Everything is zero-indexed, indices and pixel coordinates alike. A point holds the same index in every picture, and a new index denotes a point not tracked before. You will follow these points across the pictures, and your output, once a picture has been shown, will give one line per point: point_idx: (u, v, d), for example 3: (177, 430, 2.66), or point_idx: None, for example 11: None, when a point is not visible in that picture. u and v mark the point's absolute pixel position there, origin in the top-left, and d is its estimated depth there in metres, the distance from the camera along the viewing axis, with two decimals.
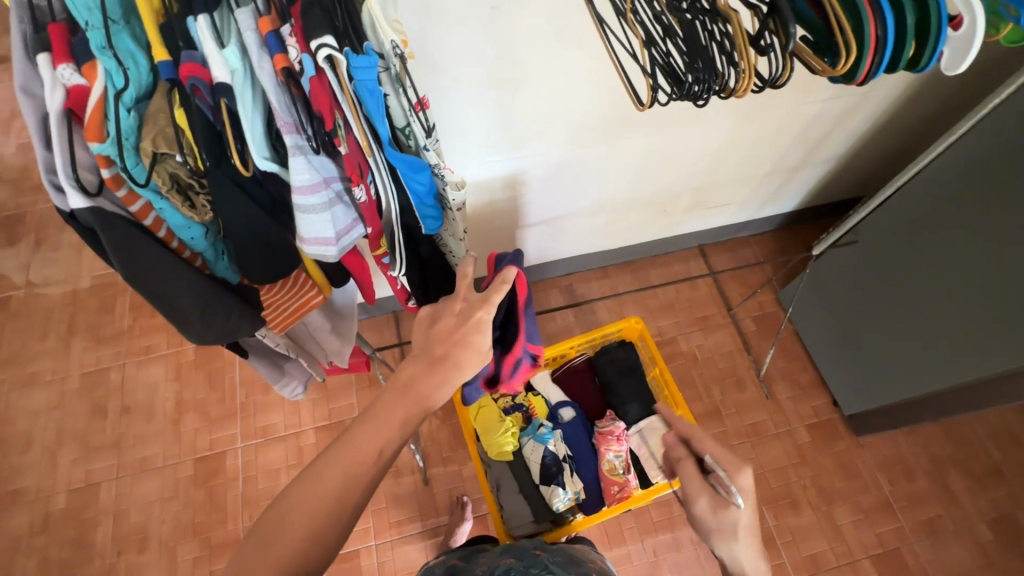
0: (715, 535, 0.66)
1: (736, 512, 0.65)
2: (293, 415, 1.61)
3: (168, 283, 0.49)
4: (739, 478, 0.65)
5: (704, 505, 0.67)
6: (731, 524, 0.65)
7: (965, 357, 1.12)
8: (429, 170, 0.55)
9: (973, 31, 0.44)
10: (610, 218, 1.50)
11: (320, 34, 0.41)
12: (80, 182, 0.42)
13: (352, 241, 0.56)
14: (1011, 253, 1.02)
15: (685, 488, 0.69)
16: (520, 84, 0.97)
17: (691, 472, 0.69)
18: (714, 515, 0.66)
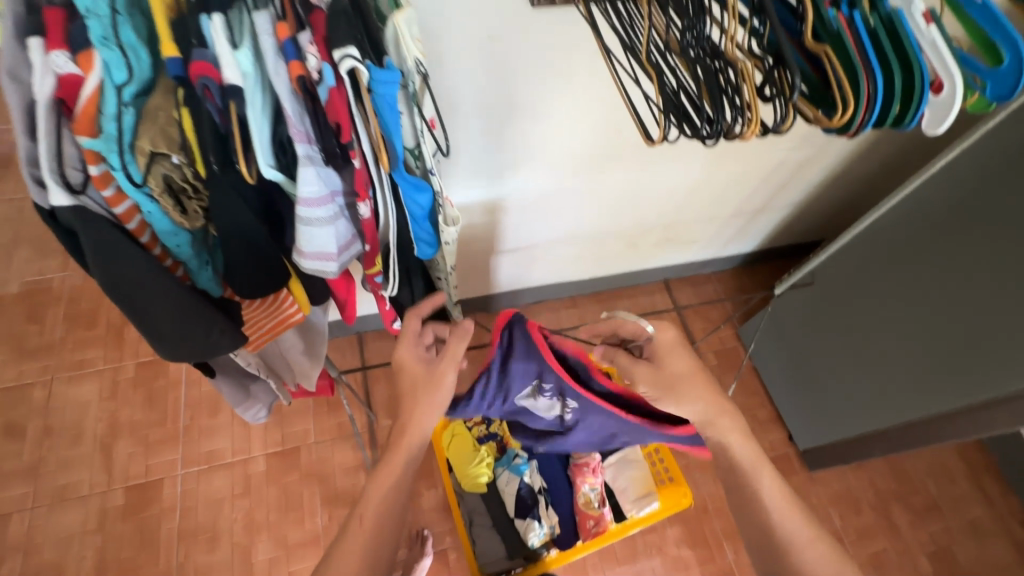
0: (663, 394, 0.70)
1: (685, 358, 0.70)
2: (242, 440, 1.51)
3: (147, 294, 0.44)
4: (667, 335, 0.70)
5: (650, 373, 0.70)
6: (669, 377, 0.70)
7: (911, 396, 1.18)
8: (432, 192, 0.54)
9: (953, 96, 0.47)
10: (584, 248, 1.53)
11: (343, 44, 0.40)
12: (64, 177, 0.38)
13: (351, 257, 0.54)
14: (951, 300, 1.10)
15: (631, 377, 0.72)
16: (512, 117, 0.99)
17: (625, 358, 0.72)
18: (666, 379, 0.70)
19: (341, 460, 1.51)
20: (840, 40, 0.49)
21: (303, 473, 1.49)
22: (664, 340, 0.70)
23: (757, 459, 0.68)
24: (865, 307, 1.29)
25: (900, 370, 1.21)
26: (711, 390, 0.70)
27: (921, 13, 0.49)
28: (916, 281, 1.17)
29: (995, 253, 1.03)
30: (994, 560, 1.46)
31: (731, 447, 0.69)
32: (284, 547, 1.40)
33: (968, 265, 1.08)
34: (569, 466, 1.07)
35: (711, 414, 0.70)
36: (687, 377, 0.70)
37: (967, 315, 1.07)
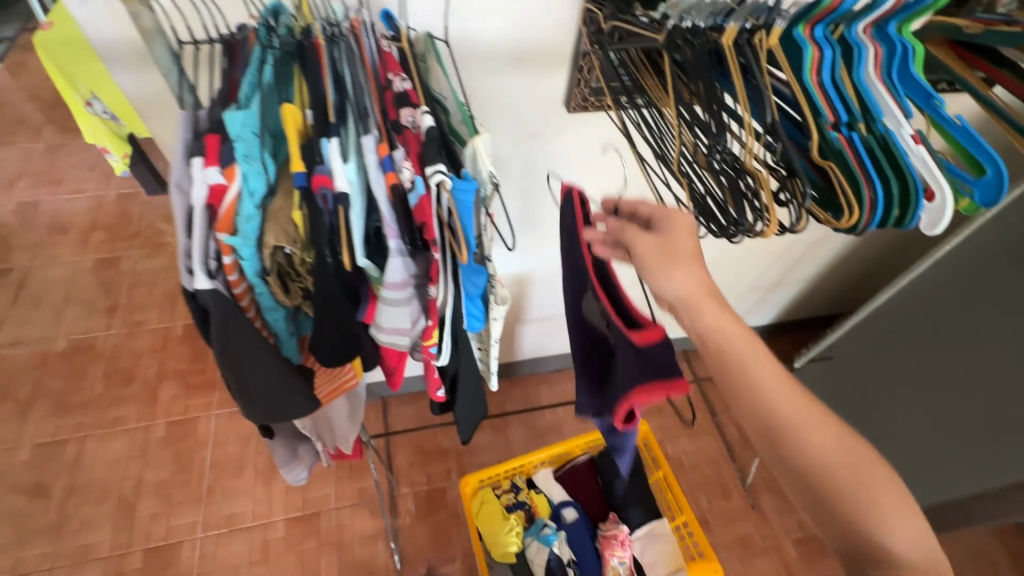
0: (659, 265, 0.53)
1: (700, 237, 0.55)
2: (263, 504, 1.55)
3: (252, 363, 0.52)
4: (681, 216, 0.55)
5: (645, 245, 0.54)
6: (670, 253, 0.53)
7: (934, 478, 1.18)
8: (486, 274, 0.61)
9: (944, 203, 0.55)
10: None
11: (434, 162, 0.49)
12: (207, 267, 0.47)
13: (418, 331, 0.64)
14: (964, 382, 1.13)
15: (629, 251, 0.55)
16: (538, 164, 1.02)
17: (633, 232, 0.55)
18: (662, 249, 0.53)
19: (359, 527, 1.54)
20: (842, 157, 0.58)
21: (321, 540, 1.51)
22: (676, 218, 0.55)
23: (754, 353, 0.51)
24: (884, 384, 1.32)
25: (920, 451, 1.22)
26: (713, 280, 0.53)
27: (910, 136, 0.56)
28: (930, 362, 1.20)
29: (993, 345, 1.08)
30: None
31: (753, 376, 0.51)
32: None
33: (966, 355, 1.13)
34: (598, 538, 1.07)
35: (701, 297, 0.51)
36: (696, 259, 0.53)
37: (979, 399, 1.10)
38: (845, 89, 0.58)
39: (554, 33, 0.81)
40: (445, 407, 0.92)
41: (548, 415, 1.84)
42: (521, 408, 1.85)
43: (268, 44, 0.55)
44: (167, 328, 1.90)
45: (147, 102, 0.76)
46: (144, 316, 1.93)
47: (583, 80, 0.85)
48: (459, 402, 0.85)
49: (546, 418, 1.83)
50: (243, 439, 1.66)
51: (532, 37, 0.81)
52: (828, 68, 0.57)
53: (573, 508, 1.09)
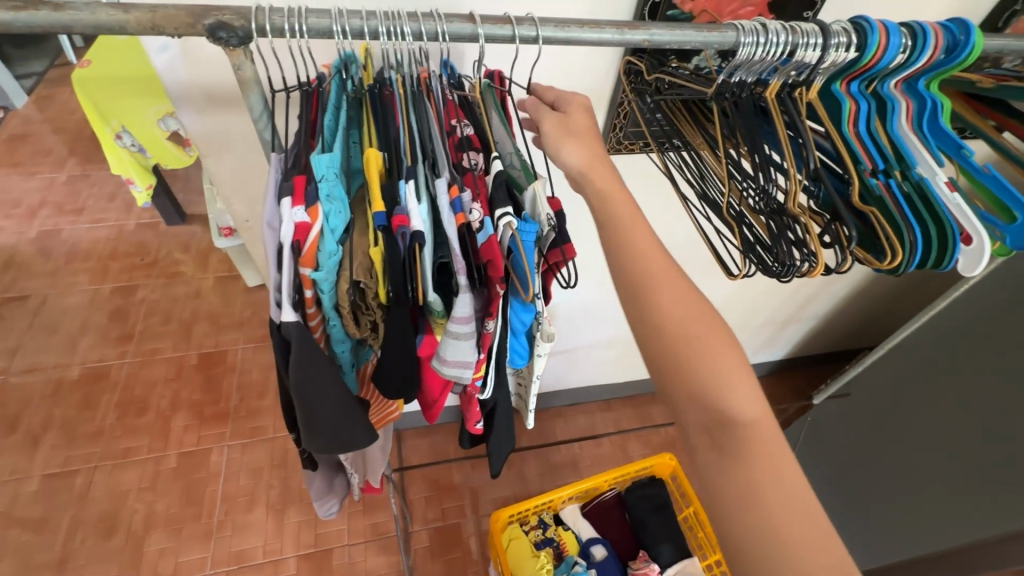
0: (559, 140, 0.57)
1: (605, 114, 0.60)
2: (274, 540, 1.52)
3: (323, 395, 0.53)
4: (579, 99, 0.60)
5: (549, 120, 0.58)
6: (571, 126, 0.57)
7: None
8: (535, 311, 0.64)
9: (982, 247, 0.57)
10: (621, 352, 1.73)
11: (504, 205, 0.53)
12: (290, 300, 0.49)
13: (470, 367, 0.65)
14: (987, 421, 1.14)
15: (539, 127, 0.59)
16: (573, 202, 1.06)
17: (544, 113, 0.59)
18: (560, 123, 0.58)
19: (374, 566, 1.50)
20: (882, 203, 0.61)
21: None
22: (576, 101, 0.60)
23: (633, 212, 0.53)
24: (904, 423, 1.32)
25: None
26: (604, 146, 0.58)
27: (945, 183, 0.59)
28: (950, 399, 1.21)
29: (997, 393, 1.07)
30: None
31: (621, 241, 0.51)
32: None
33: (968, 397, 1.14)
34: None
35: (593, 165, 0.55)
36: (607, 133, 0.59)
37: None
38: (881, 140, 0.62)
39: (593, 83, 0.86)
40: (475, 440, 0.92)
41: (563, 450, 1.84)
42: (537, 443, 1.85)
43: (344, 91, 0.59)
44: (182, 358, 1.90)
45: (210, 139, 0.81)
46: (159, 345, 1.93)
47: (618, 126, 0.89)
48: (493, 437, 0.86)
49: (562, 453, 1.83)
50: (254, 472, 1.64)
51: (582, 83, 0.86)
52: (864, 121, 0.62)
53: (602, 545, 1.07)
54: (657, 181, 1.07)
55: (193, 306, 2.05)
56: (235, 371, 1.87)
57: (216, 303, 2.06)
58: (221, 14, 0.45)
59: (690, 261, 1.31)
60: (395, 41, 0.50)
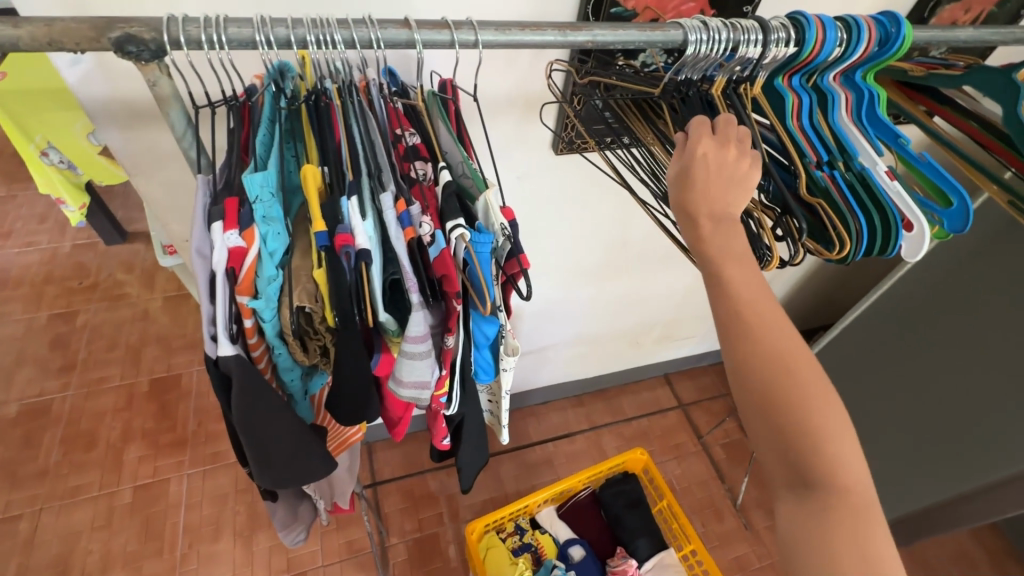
0: (717, 181, 0.52)
1: (738, 158, 0.53)
2: (244, 568, 1.45)
3: (271, 429, 0.50)
4: (704, 145, 0.54)
5: (704, 151, 0.53)
6: (732, 169, 0.53)
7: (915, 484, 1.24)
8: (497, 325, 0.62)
9: (923, 232, 0.59)
10: (589, 348, 1.74)
11: (454, 218, 0.51)
12: (229, 331, 0.46)
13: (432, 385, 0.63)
14: None
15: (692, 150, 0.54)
16: (529, 205, 1.05)
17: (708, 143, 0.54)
18: (680, 175, 0.53)
19: None
20: (828, 194, 0.63)
21: None
22: (701, 149, 0.54)
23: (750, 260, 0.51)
24: None
25: None
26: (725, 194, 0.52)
27: (884, 172, 0.62)
28: None
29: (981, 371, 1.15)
30: None
31: None
32: None
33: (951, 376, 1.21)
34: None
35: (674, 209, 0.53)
36: (737, 182, 0.52)
37: None
38: (824, 133, 0.64)
39: (541, 84, 0.85)
40: (444, 454, 0.90)
41: (537, 450, 1.85)
42: (512, 445, 1.85)
43: (277, 104, 0.56)
44: (131, 385, 1.79)
45: (136, 158, 0.76)
46: (105, 373, 1.81)
47: (569, 125, 0.88)
48: (463, 450, 0.84)
49: (536, 452, 1.84)
50: (219, 499, 1.56)
51: (531, 84, 0.84)
52: (806, 115, 0.64)
53: (581, 546, 1.07)
54: (613, 179, 1.07)
55: (141, 329, 1.94)
56: (193, 394, 1.78)
57: (165, 325, 1.96)
58: (128, 27, 0.42)
59: (649, 252, 1.33)
60: (327, 50, 0.47)
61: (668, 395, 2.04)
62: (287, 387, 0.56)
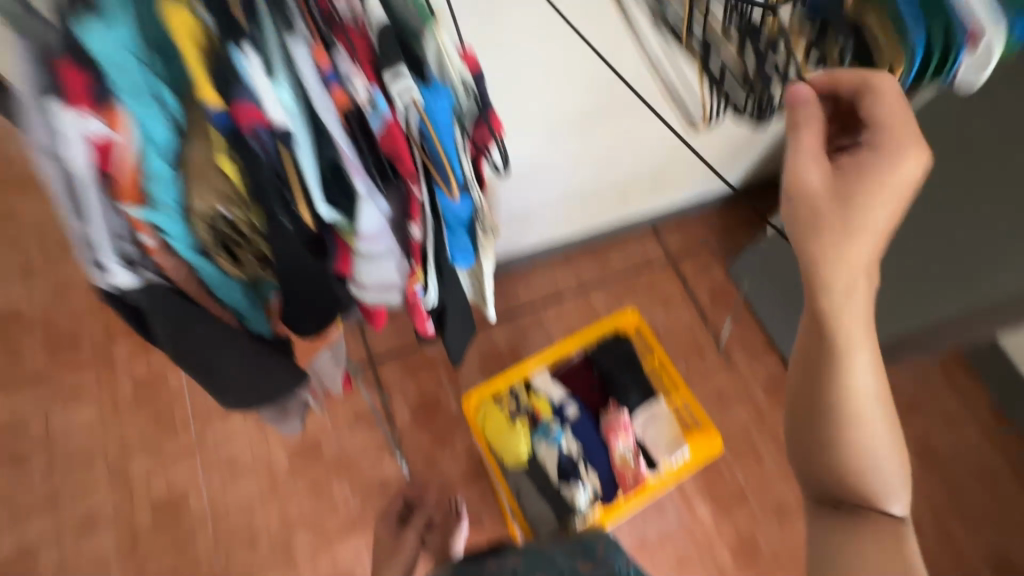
0: (846, 202, 0.56)
1: (913, 163, 0.56)
2: (259, 445, 1.62)
3: (214, 346, 0.57)
4: (810, 138, 0.59)
5: (819, 167, 0.57)
6: (859, 177, 0.56)
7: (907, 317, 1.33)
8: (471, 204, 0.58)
9: (990, 46, 0.60)
10: (577, 205, 1.64)
11: (395, 67, 0.46)
12: (121, 252, 0.48)
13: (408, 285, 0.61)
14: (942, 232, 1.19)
15: (803, 149, 0.58)
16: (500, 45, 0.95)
17: (814, 139, 0.58)
18: (840, 191, 0.56)
19: (363, 446, 1.64)
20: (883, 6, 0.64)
21: (328, 465, 1.62)
22: (814, 164, 0.57)
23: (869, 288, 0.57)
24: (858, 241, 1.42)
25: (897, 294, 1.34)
26: (892, 218, 0.56)
27: None
28: None
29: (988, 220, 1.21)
30: (966, 444, 1.80)
31: None
32: (322, 536, 1.55)
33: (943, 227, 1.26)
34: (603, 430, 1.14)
35: None
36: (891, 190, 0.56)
37: None
38: None
39: None
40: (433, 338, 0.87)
41: (528, 312, 1.87)
42: (502, 308, 1.87)
43: None
44: None
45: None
46: (68, 275, 1.73)
47: None
48: (447, 335, 0.80)
49: (527, 315, 1.86)
50: None
51: None
52: None
53: (574, 408, 1.16)
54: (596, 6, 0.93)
55: None
56: None
57: None
58: None
59: (640, 88, 1.19)
60: None
61: (657, 248, 2.01)
62: (240, 315, 0.60)
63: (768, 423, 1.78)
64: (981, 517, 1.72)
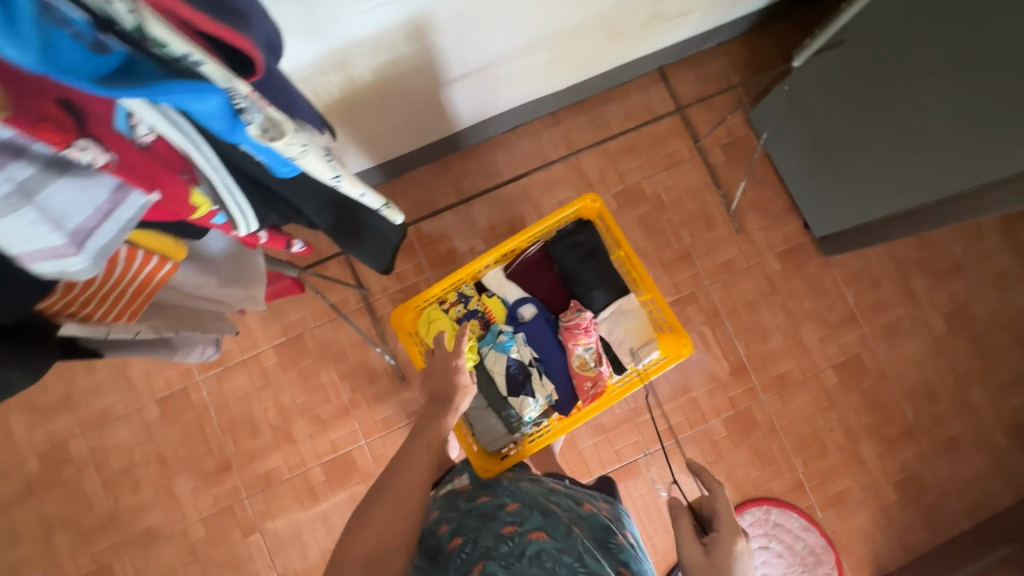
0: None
1: (743, 563, 0.84)
2: (246, 341, 1.62)
3: None
4: (683, 523, 0.89)
5: (696, 558, 0.84)
6: (731, 552, 0.84)
7: (941, 175, 1.12)
8: (216, 95, 0.40)
9: None
10: (555, 52, 1.32)
11: None
12: None
13: (117, 229, 0.50)
14: (996, 68, 0.95)
15: (681, 540, 0.87)
16: None
17: (689, 531, 0.87)
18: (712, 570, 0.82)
19: (346, 338, 1.63)
20: None
21: (315, 356, 1.62)
22: (683, 527, 0.88)
23: (733, 557, 0.83)
24: (897, 86, 1.15)
25: (932, 149, 1.12)
26: None
27: None
28: (964, 42, 0.98)
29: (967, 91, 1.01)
30: (1010, 305, 1.60)
31: None
32: (319, 422, 1.61)
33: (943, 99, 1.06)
34: (560, 330, 1.15)
35: None
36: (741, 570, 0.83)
37: (1013, 82, 0.93)
38: None
39: None
40: (349, 244, 0.80)
41: (510, 186, 1.66)
42: (481, 185, 1.66)
43: None
44: None
45: None
46: None
47: None
48: (341, 242, 0.79)
49: (509, 189, 1.66)
50: None
51: None
52: None
53: (531, 304, 1.16)
54: None
55: None
56: None
57: None
58: None
59: None
60: None
61: (662, 95, 1.67)
62: None
63: (778, 294, 1.63)
64: (1006, 382, 1.59)
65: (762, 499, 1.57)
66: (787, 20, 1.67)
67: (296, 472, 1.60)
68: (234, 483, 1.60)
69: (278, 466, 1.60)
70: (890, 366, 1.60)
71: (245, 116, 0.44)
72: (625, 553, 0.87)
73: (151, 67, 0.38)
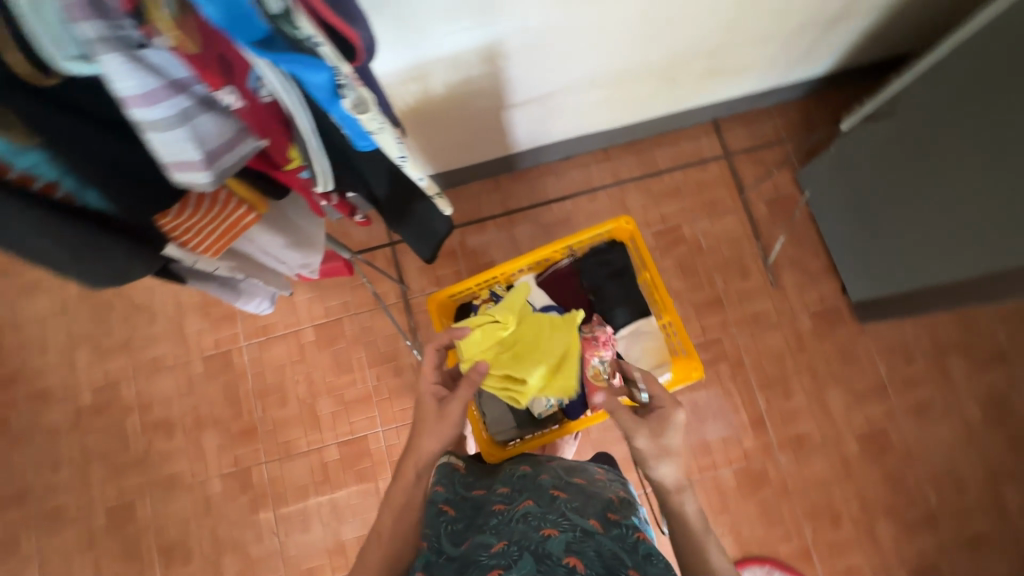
0: (654, 455, 0.93)
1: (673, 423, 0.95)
2: (290, 316, 1.75)
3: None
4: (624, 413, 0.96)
5: (643, 438, 0.93)
6: (668, 419, 0.95)
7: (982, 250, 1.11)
8: (325, 70, 0.51)
9: None
10: (614, 91, 1.42)
11: None
12: None
13: (229, 158, 0.66)
14: None
15: (626, 428, 0.94)
16: None
17: (630, 417, 0.95)
18: (656, 440, 0.93)
19: (380, 327, 1.73)
20: None
21: (349, 340, 1.73)
22: (623, 416, 0.96)
23: (668, 418, 0.95)
24: (944, 156, 1.16)
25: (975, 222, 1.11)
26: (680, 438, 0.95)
27: None
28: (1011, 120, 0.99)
29: (1005, 168, 1.02)
30: None
31: None
32: (342, 404, 1.70)
33: (977, 176, 1.09)
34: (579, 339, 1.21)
35: None
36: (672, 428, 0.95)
37: None
38: None
39: None
40: (399, 223, 0.92)
41: (555, 210, 1.75)
42: (527, 205, 1.76)
43: None
44: None
45: None
46: None
47: None
48: (396, 220, 0.90)
49: (553, 212, 1.75)
50: None
51: None
52: None
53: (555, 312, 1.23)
54: None
55: None
56: None
57: None
58: None
59: None
60: None
61: (713, 144, 1.74)
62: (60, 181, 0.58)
63: (806, 352, 1.62)
64: None
65: (764, 558, 1.53)
66: (846, 89, 1.72)
67: (313, 446, 1.69)
68: (256, 446, 1.70)
69: (298, 438, 1.70)
70: (917, 444, 1.55)
71: (343, 91, 0.55)
72: (622, 507, 0.88)
73: (285, 44, 0.48)
